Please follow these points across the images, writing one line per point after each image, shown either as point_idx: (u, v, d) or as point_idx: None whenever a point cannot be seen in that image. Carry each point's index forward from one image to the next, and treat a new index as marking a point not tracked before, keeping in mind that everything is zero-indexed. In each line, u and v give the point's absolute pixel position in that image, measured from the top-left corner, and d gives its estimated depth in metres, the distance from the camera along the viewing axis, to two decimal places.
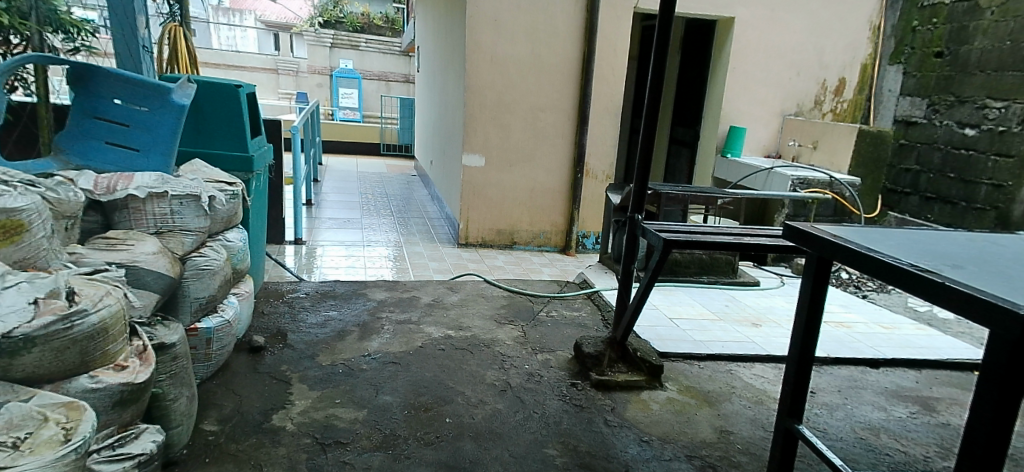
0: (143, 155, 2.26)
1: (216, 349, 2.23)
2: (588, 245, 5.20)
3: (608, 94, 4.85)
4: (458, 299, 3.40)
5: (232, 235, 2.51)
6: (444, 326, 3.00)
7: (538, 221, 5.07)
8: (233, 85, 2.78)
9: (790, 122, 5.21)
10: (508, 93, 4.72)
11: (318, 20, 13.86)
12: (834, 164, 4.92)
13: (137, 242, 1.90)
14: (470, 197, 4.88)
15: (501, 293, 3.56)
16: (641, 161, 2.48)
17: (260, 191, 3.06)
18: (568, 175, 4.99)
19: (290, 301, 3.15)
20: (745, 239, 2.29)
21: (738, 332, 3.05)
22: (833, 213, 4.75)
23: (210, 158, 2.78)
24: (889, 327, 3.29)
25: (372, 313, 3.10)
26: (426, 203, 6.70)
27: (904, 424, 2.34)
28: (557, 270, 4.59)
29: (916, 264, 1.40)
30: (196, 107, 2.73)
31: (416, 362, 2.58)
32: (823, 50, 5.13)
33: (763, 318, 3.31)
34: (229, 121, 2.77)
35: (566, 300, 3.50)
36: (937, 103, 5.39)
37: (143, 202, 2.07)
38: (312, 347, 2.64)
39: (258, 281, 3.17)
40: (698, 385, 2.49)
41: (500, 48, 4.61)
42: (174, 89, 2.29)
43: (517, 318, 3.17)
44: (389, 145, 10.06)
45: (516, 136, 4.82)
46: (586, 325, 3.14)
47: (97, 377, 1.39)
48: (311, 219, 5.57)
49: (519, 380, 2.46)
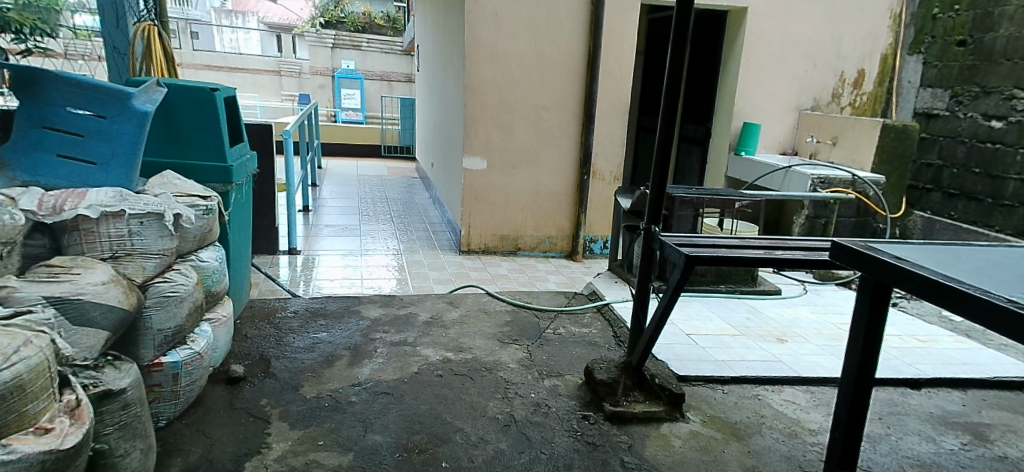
0: (101, 168, 2.04)
1: (184, 385, 2.01)
2: (596, 250, 4.94)
3: (614, 91, 4.59)
4: (458, 316, 3.14)
5: (206, 254, 2.29)
6: (443, 348, 2.75)
7: (544, 226, 4.82)
8: (209, 88, 2.54)
9: (807, 117, 4.92)
10: (510, 92, 4.47)
11: (319, 21, 13.65)
12: (856, 161, 4.64)
13: (85, 270, 1.67)
14: (472, 202, 4.64)
15: (504, 307, 3.31)
16: (658, 165, 2.19)
17: (242, 203, 2.82)
18: (574, 177, 4.74)
19: (276, 322, 2.92)
20: (777, 253, 2.02)
21: (763, 350, 2.79)
22: (856, 214, 4.41)
23: (182, 169, 2.54)
24: (925, 340, 3.00)
25: (365, 334, 2.86)
26: (426, 207, 6.46)
27: (958, 459, 2.08)
28: (563, 278, 4.34)
29: (1011, 299, 1.15)
30: (167, 113, 2.50)
31: (410, 392, 2.34)
32: (840, 40, 4.85)
33: (788, 332, 3.04)
34: (204, 128, 2.54)
35: (575, 315, 3.24)
36: (961, 94, 5.07)
37: (96, 223, 1.83)
38: (296, 376, 2.40)
39: (241, 299, 2.93)
40: (723, 415, 2.24)
41: (501, 45, 4.36)
42: (135, 94, 2.07)
43: (522, 337, 2.92)
44: (391, 147, 9.82)
45: (519, 137, 4.57)
46: (596, 343, 2.88)
47: (12, 446, 1.16)
48: (307, 226, 5.34)
49: (525, 412, 2.22)
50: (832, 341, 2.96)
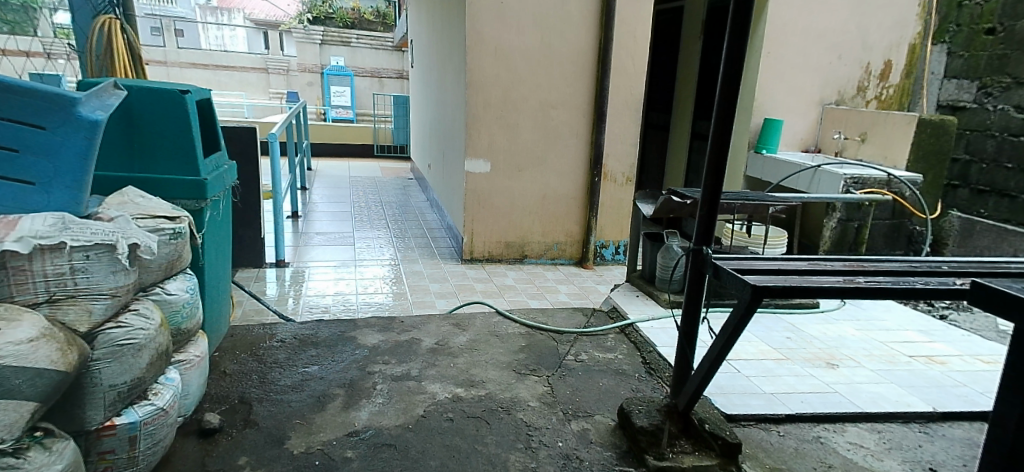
0: (41, 189, 1.71)
1: (144, 449, 1.66)
2: (607, 256, 4.62)
3: (627, 87, 4.25)
4: (466, 342, 2.80)
5: (173, 286, 1.97)
6: (452, 382, 2.41)
7: (551, 231, 4.47)
8: (179, 90, 2.19)
9: (831, 112, 4.60)
10: (515, 89, 4.12)
11: (307, 17, 13.22)
12: (889, 158, 4.29)
13: (7, 325, 1.32)
14: (475, 207, 4.29)
15: (516, 329, 2.97)
16: (710, 175, 1.84)
17: (220, 221, 2.48)
18: (584, 179, 4.40)
19: (261, 354, 2.57)
20: (859, 281, 1.68)
21: (815, 379, 2.45)
22: (890, 216, 4.11)
23: (151, 185, 2.20)
24: (991, 361, 2.71)
25: (361, 367, 2.51)
26: (424, 211, 6.12)
27: None
28: (575, 289, 4.01)
29: None
30: (132, 120, 2.16)
31: (417, 442, 2.00)
32: (866, 29, 4.53)
33: (836, 354, 2.71)
34: (173, 137, 2.19)
35: (597, 337, 2.90)
36: (990, 85, 4.74)
37: (29, 259, 1.48)
38: (282, 424, 2.06)
39: (220, 329, 2.58)
40: (785, 467, 1.92)
41: (505, 38, 4.01)
42: (81, 101, 1.71)
43: (540, 365, 2.58)
44: (384, 146, 9.44)
45: (525, 137, 4.23)
46: (624, 372, 2.55)
47: None
48: (297, 235, 4.98)
49: (553, 468, 1.88)
50: (887, 364, 2.62)
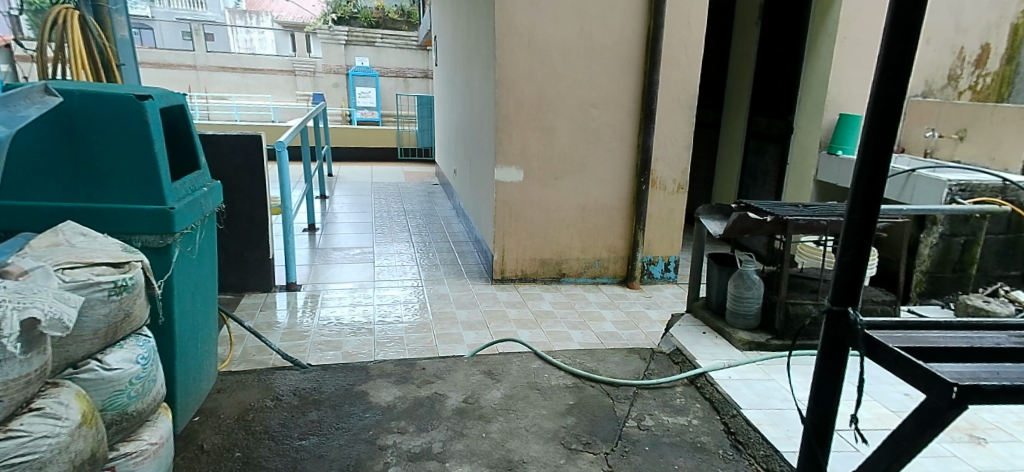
0: None
1: None
2: (656, 273, 4.03)
3: (679, 81, 3.67)
4: (501, 399, 2.28)
5: (116, 358, 1.49)
6: (484, 463, 1.90)
7: (592, 247, 3.91)
8: (132, 96, 1.70)
9: (919, 105, 3.85)
10: (551, 85, 3.57)
11: (332, 18, 12.84)
12: (996, 160, 3.53)
13: None
14: (506, 220, 3.75)
15: (560, 380, 2.44)
16: (858, 202, 1.20)
17: (194, 258, 1.97)
18: (630, 187, 3.83)
19: (251, 420, 2.09)
20: None
21: (961, 464, 1.85)
22: (1005, 230, 3.38)
23: (100, 217, 1.72)
24: None
25: (370, 439, 2.00)
26: (450, 220, 5.63)
27: None
28: (623, 315, 3.46)
29: None
30: (74, 137, 1.68)
31: None
32: (959, 9, 3.75)
33: (978, 422, 2.09)
34: (127, 158, 1.71)
35: (661, 392, 2.35)
36: None
37: None
38: None
39: (201, 387, 2.10)
40: None
41: (538, 26, 3.46)
42: None
43: (596, 435, 2.05)
44: (408, 150, 8.96)
45: (562, 140, 3.67)
46: (703, 447, 2.00)
47: None
48: (313, 251, 4.52)
49: None
50: None
